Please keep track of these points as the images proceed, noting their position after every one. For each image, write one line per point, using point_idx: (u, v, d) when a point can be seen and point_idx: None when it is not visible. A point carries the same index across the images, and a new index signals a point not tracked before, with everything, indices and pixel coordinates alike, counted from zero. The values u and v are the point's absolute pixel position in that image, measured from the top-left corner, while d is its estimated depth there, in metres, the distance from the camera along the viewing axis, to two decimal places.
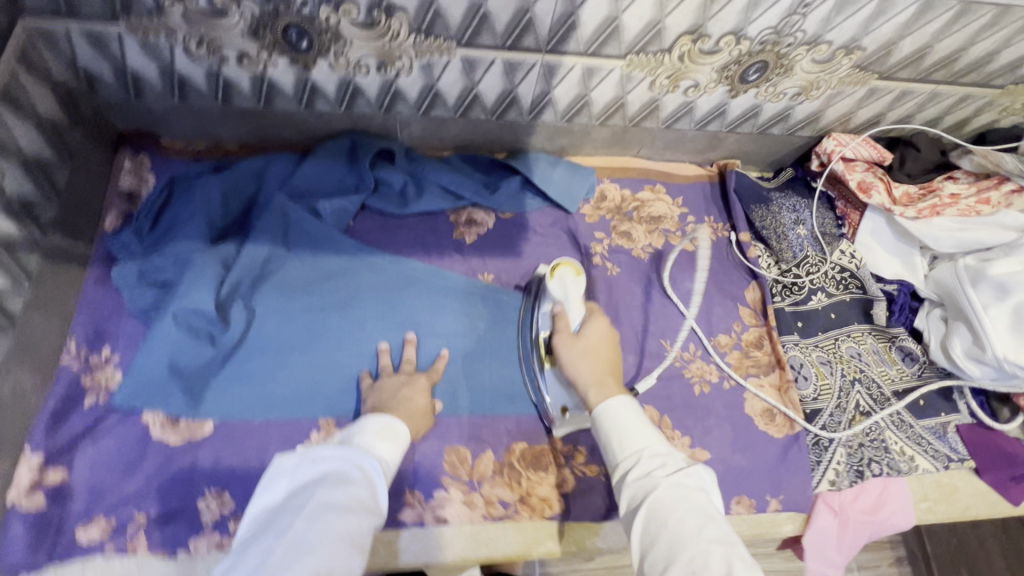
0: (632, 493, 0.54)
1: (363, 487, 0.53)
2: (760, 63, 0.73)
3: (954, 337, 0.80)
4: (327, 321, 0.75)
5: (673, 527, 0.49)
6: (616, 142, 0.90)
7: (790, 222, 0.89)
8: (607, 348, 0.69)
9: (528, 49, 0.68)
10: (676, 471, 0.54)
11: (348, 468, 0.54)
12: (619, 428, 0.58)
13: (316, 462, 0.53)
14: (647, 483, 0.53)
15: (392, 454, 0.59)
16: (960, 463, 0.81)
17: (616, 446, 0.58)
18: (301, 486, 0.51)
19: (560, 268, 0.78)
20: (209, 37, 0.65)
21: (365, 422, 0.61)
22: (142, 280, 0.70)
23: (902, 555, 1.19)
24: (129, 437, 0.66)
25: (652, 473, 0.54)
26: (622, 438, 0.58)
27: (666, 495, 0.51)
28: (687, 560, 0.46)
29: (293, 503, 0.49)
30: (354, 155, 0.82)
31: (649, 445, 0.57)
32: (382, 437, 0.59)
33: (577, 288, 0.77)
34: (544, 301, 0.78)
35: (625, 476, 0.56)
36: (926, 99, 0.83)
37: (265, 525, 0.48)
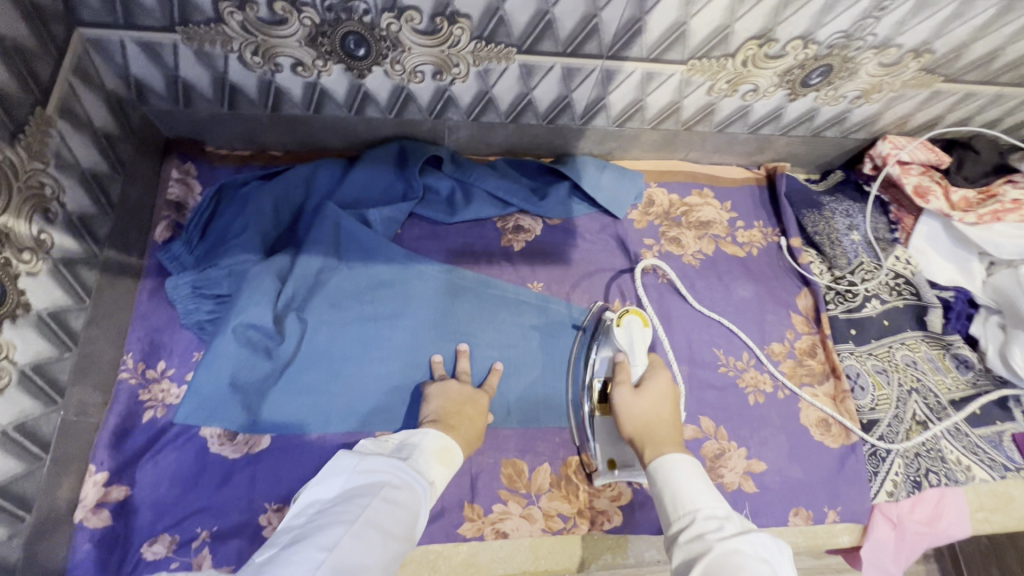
0: (682, 554, 0.49)
1: (409, 512, 0.52)
2: (825, 67, 0.71)
3: (1013, 346, 0.79)
4: (379, 332, 0.74)
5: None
6: (665, 146, 0.88)
7: (844, 228, 0.88)
8: (668, 408, 0.64)
9: (589, 55, 0.67)
10: (733, 535, 0.48)
11: (400, 488, 0.53)
12: (675, 484, 0.54)
13: (371, 475, 0.52)
14: (698, 546, 0.48)
15: (443, 478, 0.59)
16: (1017, 472, 0.80)
17: (668, 502, 0.53)
18: (355, 494, 0.51)
19: (627, 315, 0.75)
20: (265, 46, 0.63)
21: (425, 435, 0.60)
22: (196, 292, 0.69)
23: (932, 554, 1.17)
24: (190, 452, 0.65)
25: (705, 535, 0.49)
26: (676, 498, 0.53)
27: (720, 561, 0.46)
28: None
29: (343, 513, 0.48)
30: (402, 162, 0.80)
31: (705, 504, 0.51)
32: (438, 460, 0.59)
33: (644, 339, 0.73)
34: (603, 347, 0.76)
35: (675, 536, 0.51)
36: (989, 101, 0.81)
37: (313, 524, 0.48)
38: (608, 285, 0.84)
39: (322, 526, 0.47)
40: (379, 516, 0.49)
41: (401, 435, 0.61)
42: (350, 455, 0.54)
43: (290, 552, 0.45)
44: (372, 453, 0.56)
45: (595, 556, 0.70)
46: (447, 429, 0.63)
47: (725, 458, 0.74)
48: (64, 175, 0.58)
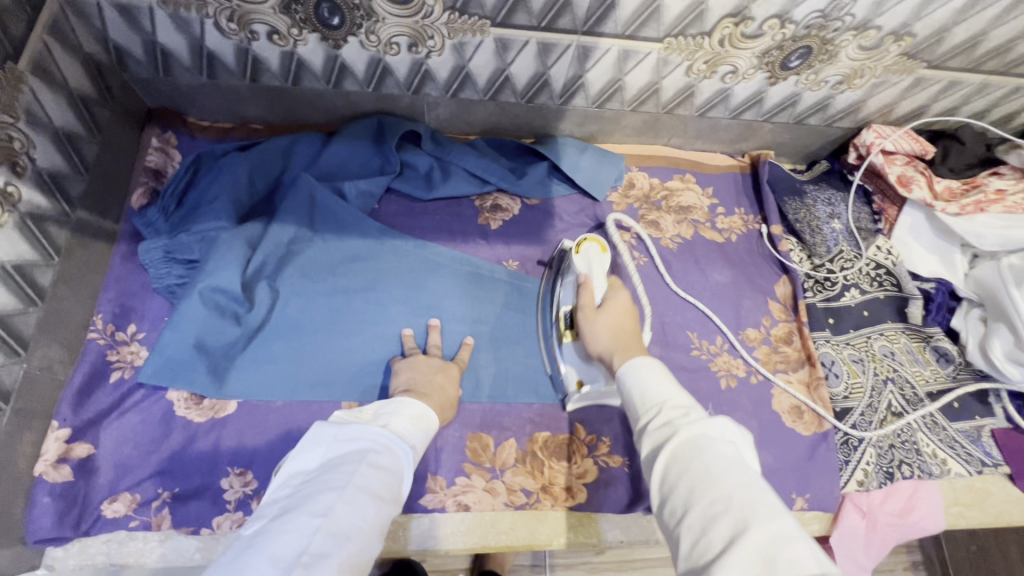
0: (649, 442, 0.49)
1: (395, 475, 0.50)
2: (804, 48, 0.71)
3: (993, 339, 0.78)
4: (350, 303, 0.74)
5: (692, 476, 0.44)
6: (646, 130, 0.88)
7: (824, 216, 0.87)
8: (630, 321, 0.67)
9: (564, 30, 0.67)
10: (697, 419, 0.48)
11: (385, 453, 0.51)
12: (641, 382, 0.54)
13: (355, 443, 0.50)
14: (666, 430, 0.48)
15: (423, 443, 0.57)
16: (994, 468, 0.78)
17: (635, 402, 0.54)
18: (339, 462, 0.48)
19: (586, 242, 0.74)
20: (240, 12, 0.63)
21: (401, 404, 0.59)
22: (169, 258, 0.69)
23: (918, 559, 1.15)
24: (154, 413, 0.66)
25: (673, 422, 0.49)
26: (642, 393, 0.53)
27: (686, 443, 0.46)
28: (706, 505, 0.42)
29: (331, 480, 0.46)
30: (380, 136, 0.81)
31: (671, 397, 0.52)
32: (416, 425, 0.57)
33: (603, 264, 0.73)
34: (566, 278, 0.75)
35: (643, 429, 0.51)
36: (974, 90, 0.80)
37: (299, 493, 0.45)
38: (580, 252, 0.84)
39: (311, 494, 0.44)
40: (369, 479, 0.47)
41: (378, 405, 0.59)
42: (329, 425, 0.52)
43: (280, 521, 0.42)
44: (351, 422, 0.53)
45: (555, 535, 0.69)
46: (422, 398, 0.63)
47: None
48: (33, 131, 0.58)
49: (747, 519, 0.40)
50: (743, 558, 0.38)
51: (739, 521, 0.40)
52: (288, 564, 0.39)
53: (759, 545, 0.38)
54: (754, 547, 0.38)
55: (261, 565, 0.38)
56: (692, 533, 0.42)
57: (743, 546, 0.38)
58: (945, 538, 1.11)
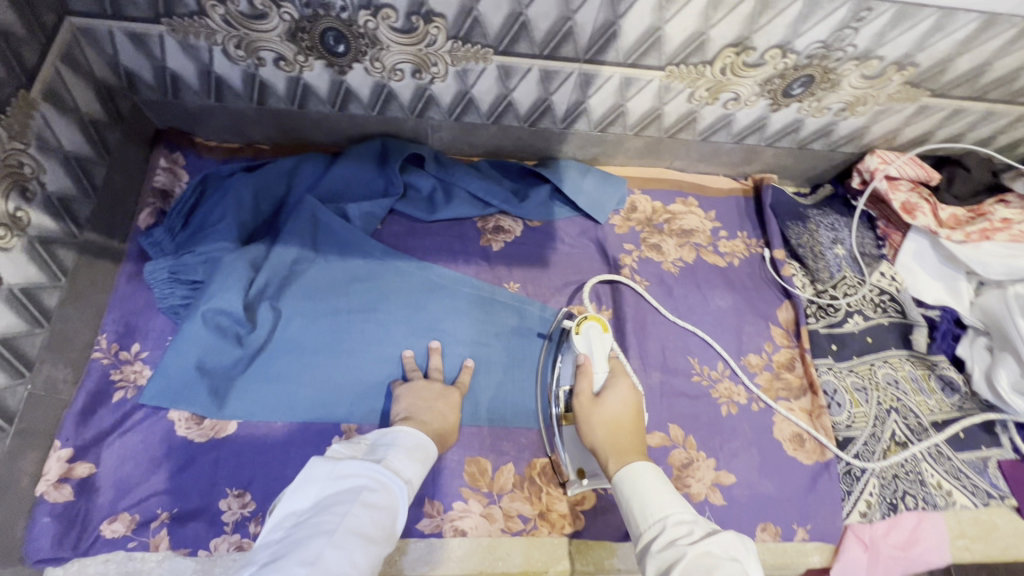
0: (654, 564, 0.48)
1: (388, 513, 0.50)
2: (806, 77, 0.71)
3: (999, 369, 0.77)
4: (350, 325, 0.75)
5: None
6: (649, 153, 0.88)
7: (827, 242, 0.87)
8: (630, 417, 0.64)
9: (566, 58, 0.67)
10: (703, 540, 0.48)
11: (378, 491, 0.50)
12: (641, 492, 0.54)
13: (348, 482, 0.50)
14: (671, 552, 0.48)
15: (420, 476, 0.56)
16: (1001, 500, 0.77)
17: (636, 519, 0.53)
18: (331, 503, 0.48)
19: (586, 321, 0.71)
20: (248, 40, 0.65)
21: (398, 435, 0.58)
22: (174, 278, 0.70)
23: None
24: (156, 434, 0.66)
25: (677, 541, 0.49)
26: (643, 504, 0.54)
27: (692, 564, 0.45)
28: None
29: (322, 523, 0.46)
30: (384, 158, 0.81)
31: (673, 513, 0.52)
32: (412, 458, 0.56)
33: (605, 345, 0.70)
34: (566, 354, 0.74)
35: (648, 549, 0.50)
36: (979, 118, 0.80)
37: (291, 538, 0.45)
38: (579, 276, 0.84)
39: (301, 541, 0.44)
40: (360, 522, 0.47)
41: (378, 437, 0.58)
42: (324, 462, 0.51)
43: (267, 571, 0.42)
44: (347, 457, 0.53)
45: (554, 562, 0.68)
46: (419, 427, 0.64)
47: (693, 467, 0.73)
48: (44, 157, 0.60)
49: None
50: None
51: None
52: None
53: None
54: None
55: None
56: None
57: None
58: None
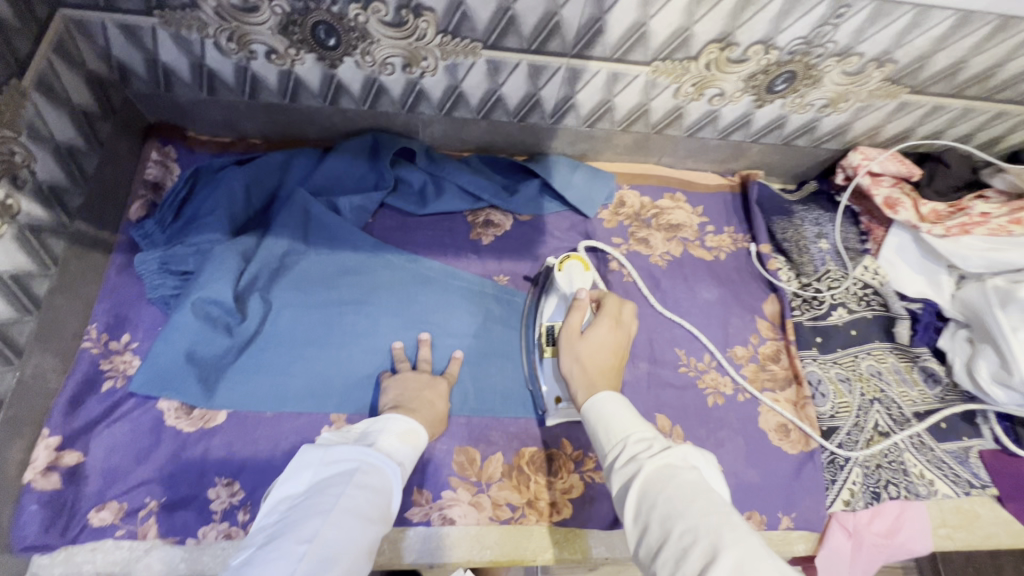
0: (618, 479, 0.50)
1: (382, 494, 0.50)
2: (788, 73, 0.72)
3: (979, 360, 0.78)
4: (341, 316, 0.75)
5: (660, 506, 0.45)
6: (637, 149, 0.89)
7: (812, 235, 0.88)
8: (607, 357, 0.64)
9: (554, 53, 0.68)
10: (661, 452, 0.50)
11: (371, 473, 0.51)
12: (605, 418, 0.55)
13: (339, 465, 0.50)
14: (632, 466, 0.49)
15: (411, 460, 0.57)
16: (982, 490, 0.79)
17: (599, 441, 0.55)
18: (325, 485, 0.48)
19: (569, 260, 0.73)
20: (239, 32, 0.66)
21: (388, 420, 0.59)
22: (164, 269, 0.71)
23: None
24: (144, 423, 0.67)
25: (638, 454, 0.50)
26: (608, 427, 0.55)
27: (654, 476, 0.47)
28: (678, 537, 0.42)
29: (317, 504, 0.46)
30: (375, 153, 0.82)
31: (633, 429, 0.53)
32: (403, 442, 0.57)
33: (586, 284, 0.72)
34: (552, 293, 0.75)
35: (611, 466, 0.52)
36: (958, 115, 0.81)
37: (287, 519, 0.45)
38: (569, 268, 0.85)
39: (297, 521, 0.44)
40: (356, 502, 0.47)
41: (368, 425, 0.59)
42: (316, 448, 0.51)
43: (265, 552, 0.42)
44: (337, 443, 0.53)
45: (541, 550, 0.69)
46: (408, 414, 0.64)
47: None
48: (36, 146, 0.60)
49: (716, 544, 0.40)
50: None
51: (706, 546, 0.41)
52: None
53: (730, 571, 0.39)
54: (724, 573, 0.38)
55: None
56: (665, 566, 0.42)
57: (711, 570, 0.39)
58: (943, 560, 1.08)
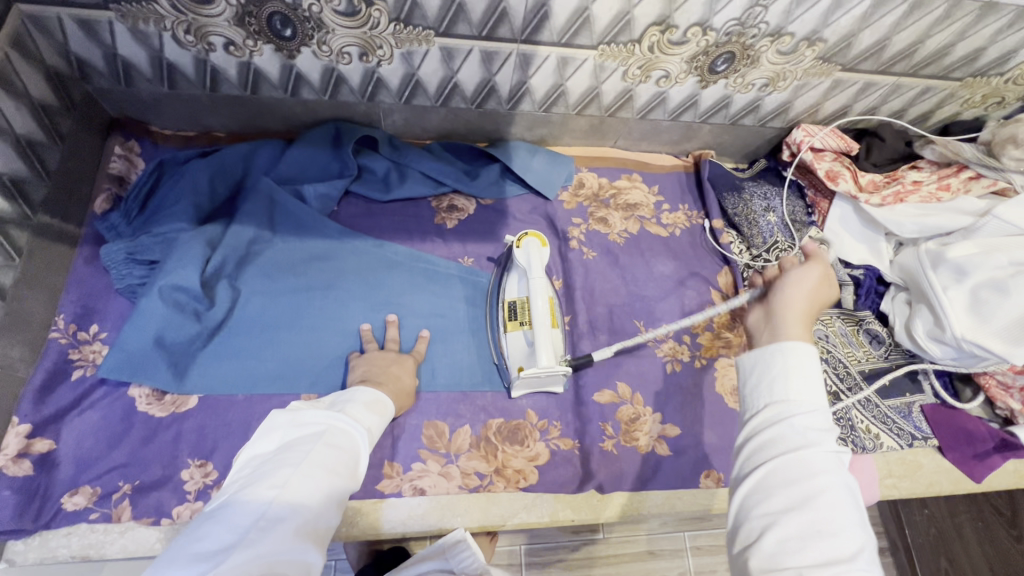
0: (778, 433, 0.46)
1: (350, 454, 0.52)
2: (727, 53, 0.77)
3: (916, 319, 0.82)
4: (310, 301, 0.78)
5: (814, 489, 0.42)
6: (594, 133, 0.93)
7: (760, 209, 0.92)
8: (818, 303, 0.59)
9: (504, 38, 0.71)
10: (834, 445, 0.45)
11: (339, 434, 0.53)
12: (799, 372, 0.48)
13: (309, 425, 0.52)
14: (801, 436, 0.45)
15: (379, 426, 0.60)
16: (924, 441, 0.84)
17: (772, 383, 0.48)
18: (295, 443, 0.50)
19: (525, 237, 0.75)
20: (196, 24, 0.67)
21: (356, 392, 0.62)
22: (131, 259, 0.72)
23: (885, 545, 1.14)
24: (116, 409, 0.68)
25: (808, 426, 0.45)
26: (793, 383, 0.47)
27: (819, 458, 0.44)
28: (814, 522, 0.41)
29: (287, 457, 0.48)
30: (338, 142, 0.85)
31: (822, 402, 0.46)
32: (371, 410, 0.60)
33: (542, 259, 0.74)
34: (514, 269, 0.78)
35: (766, 416, 0.47)
36: (888, 91, 0.87)
37: (258, 470, 0.47)
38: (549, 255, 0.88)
39: (268, 470, 0.47)
40: (323, 455, 0.50)
41: (342, 394, 0.61)
42: (284, 413, 0.53)
43: (240, 494, 0.45)
44: (306, 408, 0.55)
45: (510, 515, 0.72)
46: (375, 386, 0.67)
47: (639, 422, 0.78)
48: None
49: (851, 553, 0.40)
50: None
51: (839, 549, 0.40)
52: (244, 530, 0.42)
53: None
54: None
55: (220, 532, 0.42)
56: (781, 531, 0.41)
57: (838, 571, 0.38)
58: (906, 521, 1.10)
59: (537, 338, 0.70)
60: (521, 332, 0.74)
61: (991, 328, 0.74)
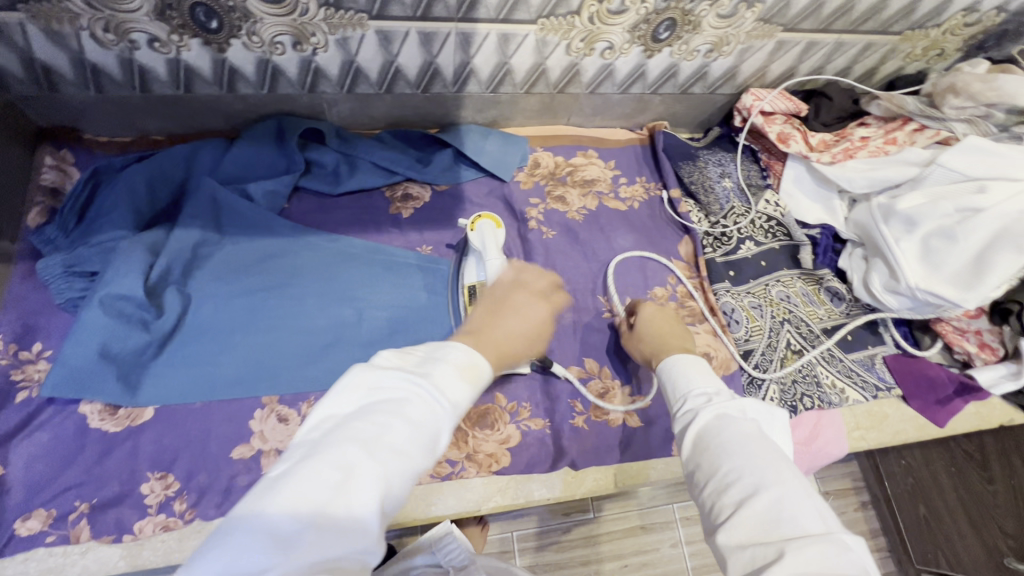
0: (678, 425, 0.54)
1: (430, 433, 0.41)
2: (668, 20, 0.76)
3: (873, 273, 0.84)
4: (267, 301, 0.76)
5: (713, 448, 0.48)
6: (546, 111, 0.92)
7: (716, 175, 0.94)
8: (663, 323, 0.72)
9: (440, 18, 0.70)
10: (724, 407, 0.52)
11: (420, 407, 0.41)
12: (673, 376, 0.59)
13: (385, 391, 0.42)
14: (691, 414, 0.53)
15: (472, 397, 0.46)
16: (888, 391, 0.85)
17: (672, 389, 0.58)
18: (367, 412, 0.40)
19: (479, 220, 0.75)
20: (115, 21, 0.64)
21: (452, 348, 0.47)
22: (70, 271, 0.69)
23: (866, 499, 1.18)
24: (67, 428, 0.66)
25: (698, 405, 0.53)
26: (675, 382, 0.58)
27: (711, 423, 0.50)
28: (722, 474, 0.46)
29: (357, 433, 0.38)
30: (281, 137, 0.82)
31: (709, 386, 0.55)
32: (468, 377, 0.45)
33: (496, 240, 0.74)
34: (471, 254, 0.78)
35: (675, 414, 0.55)
36: (832, 50, 0.87)
37: (323, 442, 0.38)
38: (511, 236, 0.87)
39: (329, 448, 0.38)
40: (398, 436, 0.39)
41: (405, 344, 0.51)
42: (364, 368, 0.43)
43: (294, 474, 0.36)
44: (387, 364, 0.44)
45: (486, 499, 0.71)
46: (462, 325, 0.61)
47: (609, 396, 0.78)
48: None
49: (758, 481, 0.44)
50: (749, 514, 0.42)
51: (746, 486, 0.44)
52: (294, 529, 0.33)
53: (766, 505, 0.42)
54: (758, 508, 0.42)
55: (266, 526, 0.33)
56: (706, 500, 0.46)
57: (747, 505, 0.42)
58: (885, 474, 1.12)
59: None
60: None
61: (942, 275, 0.77)
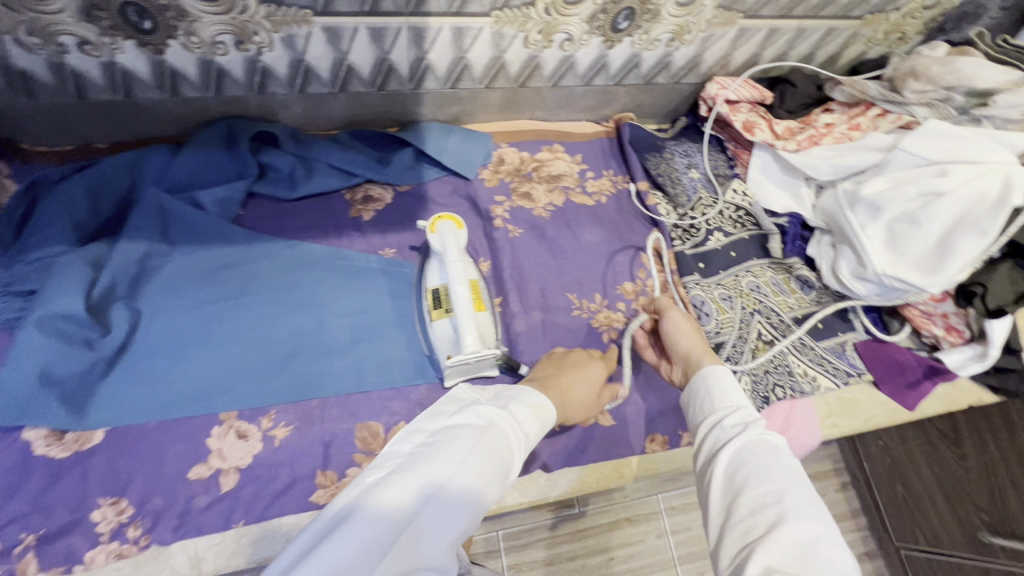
0: (720, 433, 0.53)
1: (505, 464, 0.45)
2: (627, 9, 0.75)
3: (840, 260, 0.83)
4: (223, 312, 0.73)
5: (755, 466, 0.47)
6: (508, 106, 0.90)
7: (682, 166, 0.93)
8: None
9: (390, 12, 0.67)
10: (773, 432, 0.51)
11: (500, 438, 0.45)
12: (724, 386, 0.58)
13: (473, 417, 0.46)
14: (739, 428, 0.52)
15: (534, 438, 0.51)
16: (859, 377, 0.85)
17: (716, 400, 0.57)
18: (457, 432, 0.44)
19: (440, 220, 0.73)
20: (40, 24, 0.60)
21: (523, 390, 0.54)
22: (6, 290, 0.65)
23: (846, 480, 1.18)
24: (9, 458, 0.61)
25: (748, 423, 0.52)
26: (725, 394, 0.57)
27: (755, 442, 0.50)
28: (761, 495, 0.45)
29: (452, 450, 0.42)
30: (232, 142, 0.79)
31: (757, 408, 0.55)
32: (535, 416, 0.51)
33: (456, 240, 0.71)
34: (433, 256, 0.76)
35: (717, 423, 0.55)
36: (794, 36, 0.87)
37: (419, 455, 0.41)
38: (477, 236, 0.85)
39: (427, 460, 0.40)
40: (484, 461, 0.43)
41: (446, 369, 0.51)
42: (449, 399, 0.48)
43: (395, 477, 0.38)
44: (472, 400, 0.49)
45: None
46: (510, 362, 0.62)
47: None
48: None
49: (797, 510, 0.43)
50: (783, 541, 0.41)
51: (785, 515, 0.43)
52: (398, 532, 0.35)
53: (803, 537, 0.41)
54: (793, 536, 0.41)
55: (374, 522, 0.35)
56: (736, 517, 0.45)
57: (784, 534, 0.41)
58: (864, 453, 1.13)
59: (459, 324, 0.67)
60: (447, 319, 0.71)
61: (907, 260, 0.77)
